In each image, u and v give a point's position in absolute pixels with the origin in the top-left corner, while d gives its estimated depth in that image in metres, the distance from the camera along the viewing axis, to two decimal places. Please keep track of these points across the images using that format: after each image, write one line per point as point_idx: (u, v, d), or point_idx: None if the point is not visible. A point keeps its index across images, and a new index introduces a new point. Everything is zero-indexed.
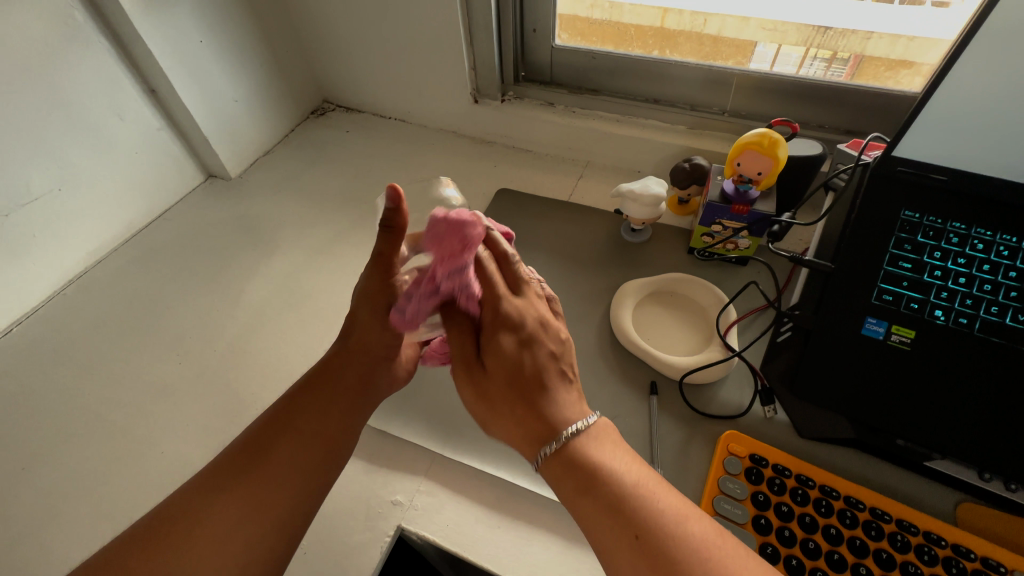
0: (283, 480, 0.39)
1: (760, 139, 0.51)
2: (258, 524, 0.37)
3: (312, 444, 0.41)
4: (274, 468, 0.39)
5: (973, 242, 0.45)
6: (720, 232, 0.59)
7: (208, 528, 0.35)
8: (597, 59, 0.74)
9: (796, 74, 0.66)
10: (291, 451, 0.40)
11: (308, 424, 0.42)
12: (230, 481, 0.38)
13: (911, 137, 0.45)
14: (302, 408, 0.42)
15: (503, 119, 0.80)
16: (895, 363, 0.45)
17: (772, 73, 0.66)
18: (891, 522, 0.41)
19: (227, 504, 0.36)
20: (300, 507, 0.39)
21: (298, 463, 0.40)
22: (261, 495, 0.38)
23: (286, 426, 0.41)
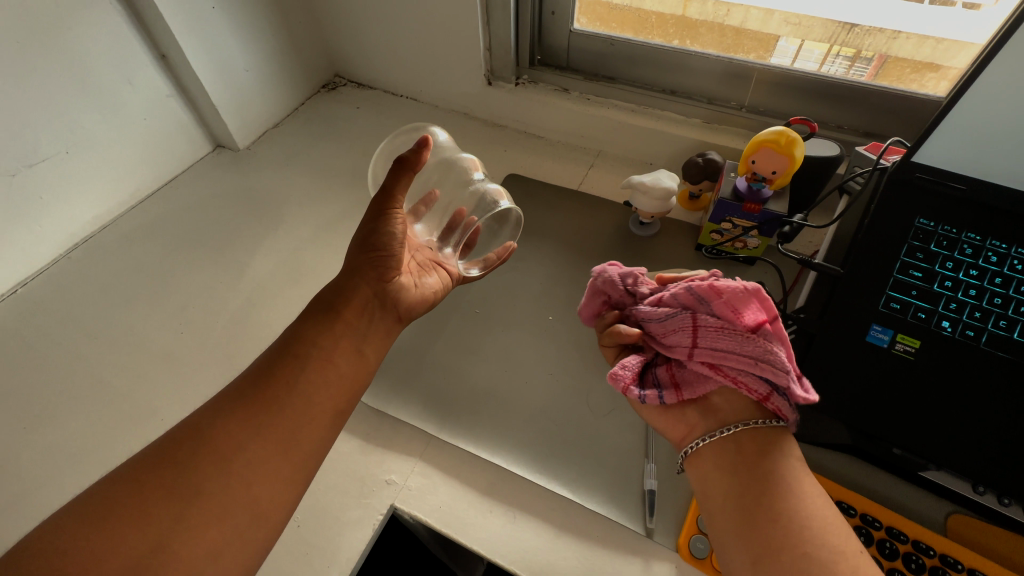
0: (312, 409, 0.40)
1: (777, 137, 0.50)
2: (274, 434, 0.38)
3: (331, 360, 0.43)
4: (284, 401, 0.40)
5: (987, 254, 0.44)
6: (730, 230, 0.58)
7: (214, 443, 0.37)
8: (615, 46, 0.72)
9: (818, 72, 0.64)
10: (307, 374, 0.41)
11: (316, 340, 0.43)
12: (241, 416, 0.38)
13: (931, 143, 0.44)
14: (309, 336, 0.43)
15: (516, 103, 0.79)
16: (898, 372, 0.45)
17: (794, 70, 0.65)
18: (881, 529, 0.42)
19: (237, 422, 0.38)
20: (315, 438, 0.40)
21: (311, 387, 0.41)
22: (271, 410, 0.39)
23: (299, 349, 0.42)
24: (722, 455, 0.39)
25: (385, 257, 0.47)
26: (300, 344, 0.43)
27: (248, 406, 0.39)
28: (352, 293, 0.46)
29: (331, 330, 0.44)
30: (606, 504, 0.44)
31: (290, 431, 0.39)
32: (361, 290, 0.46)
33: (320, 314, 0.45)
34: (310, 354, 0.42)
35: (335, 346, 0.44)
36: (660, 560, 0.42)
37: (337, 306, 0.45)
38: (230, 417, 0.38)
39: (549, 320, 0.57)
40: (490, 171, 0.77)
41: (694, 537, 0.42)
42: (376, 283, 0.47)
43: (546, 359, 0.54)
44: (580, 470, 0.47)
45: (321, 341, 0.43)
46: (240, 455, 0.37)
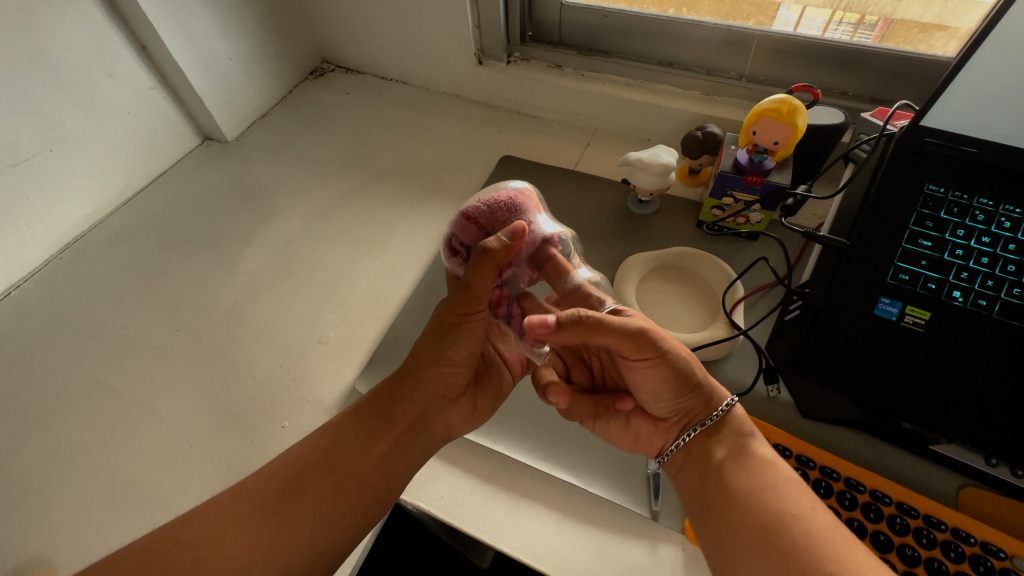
0: (321, 528, 0.38)
1: (779, 105, 0.48)
2: (276, 552, 0.36)
3: (362, 483, 0.40)
4: (302, 522, 0.38)
5: (1000, 219, 0.42)
6: (731, 205, 0.57)
7: (221, 547, 0.36)
8: (609, 18, 0.70)
9: (820, 37, 0.61)
10: (331, 496, 0.39)
11: (353, 451, 0.40)
12: (253, 524, 0.37)
13: (941, 106, 0.42)
14: (346, 449, 0.40)
15: (509, 82, 0.77)
16: (907, 345, 0.44)
17: (795, 36, 0.62)
18: (891, 505, 0.41)
19: (247, 532, 0.37)
20: (322, 561, 0.38)
21: (330, 508, 0.38)
22: (285, 522, 0.37)
23: (333, 457, 0.40)
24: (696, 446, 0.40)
25: (451, 372, 0.43)
26: (338, 456, 0.40)
27: (264, 519, 0.37)
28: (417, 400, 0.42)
29: (373, 448, 0.40)
30: (611, 489, 0.44)
31: (297, 557, 0.37)
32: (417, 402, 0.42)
33: (361, 425, 0.41)
34: (344, 476, 0.39)
35: (374, 462, 0.40)
36: (665, 542, 0.42)
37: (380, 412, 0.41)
38: (242, 523, 0.37)
39: None
40: (484, 153, 0.75)
41: None
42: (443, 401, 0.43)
43: None
44: (582, 454, 0.46)
45: (361, 455, 0.40)
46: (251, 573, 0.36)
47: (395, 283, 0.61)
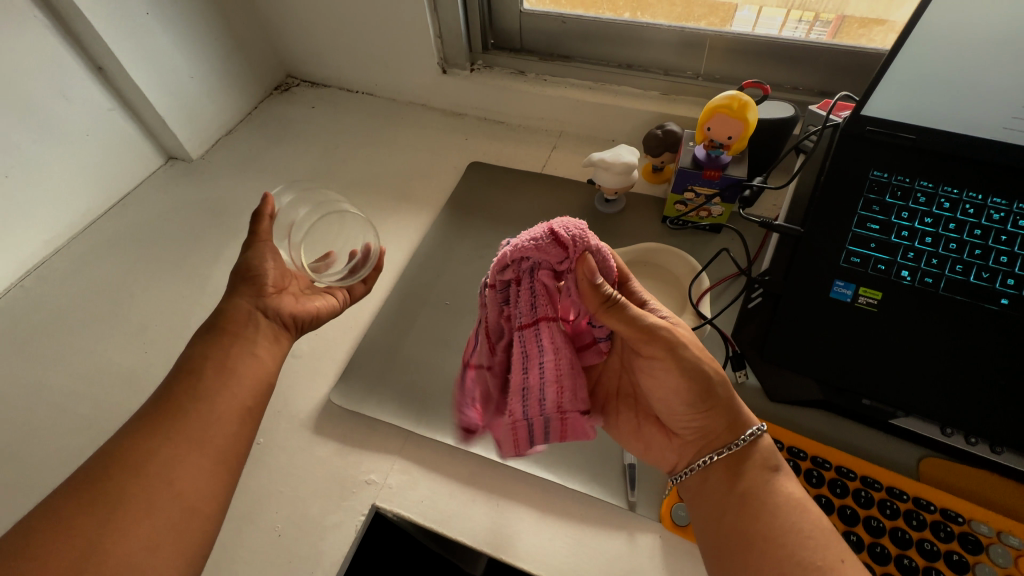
0: (199, 455, 0.37)
1: (730, 102, 0.50)
2: (166, 486, 0.35)
3: (220, 401, 0.40)
4: (172, 457, 0.36)
5: (940, 200, 0.44)
6: (693, 199, 0.58)
7: (97, 504, 0.33)
8: (567, 24, 0.72)
9: (779, 36, 0.64)
10: (197, 423, 0.38)
11: (203, 387, 0.40)
12: (110, 480, 0.34)
13: (878, 95, 0.44)
14: (197, 384, 0.41)
15: (473, 89, 0.78)
16: (862, 325, 0.46)
17: (755, 36, 0.64)
18: (856, 479, 0.42)
19: (120, 486, 0.34)
20: (216, 490, 0.37)
21: (207, 435, 0.38)
22: (169, 463, 0.36)
23: (174, 398, 0.39)
24: (719, 473, 0.39)
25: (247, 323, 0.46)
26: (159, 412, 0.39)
27: (134, 465, 0.35)
28: (223, 354, 0.43)
29: (230, 372, 0.42)
30: (589, 483, 0.44)
31: (197, 484, 0.36)
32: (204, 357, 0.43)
33: (194, 363, 0.42)
34: (190, 425, 0.38)
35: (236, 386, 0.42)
36: (643, 532, 0.42)
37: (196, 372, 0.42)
38: (104, 480, 0.34)
39: None
40: (452, 160, 0.76)
41: (676, 505, 0.43)
42: (239, 339, 0.45)
43: None
44: (560, 450, 0.47)
45: (201, 387, 0.40)
46: (140, 522, 0.33)
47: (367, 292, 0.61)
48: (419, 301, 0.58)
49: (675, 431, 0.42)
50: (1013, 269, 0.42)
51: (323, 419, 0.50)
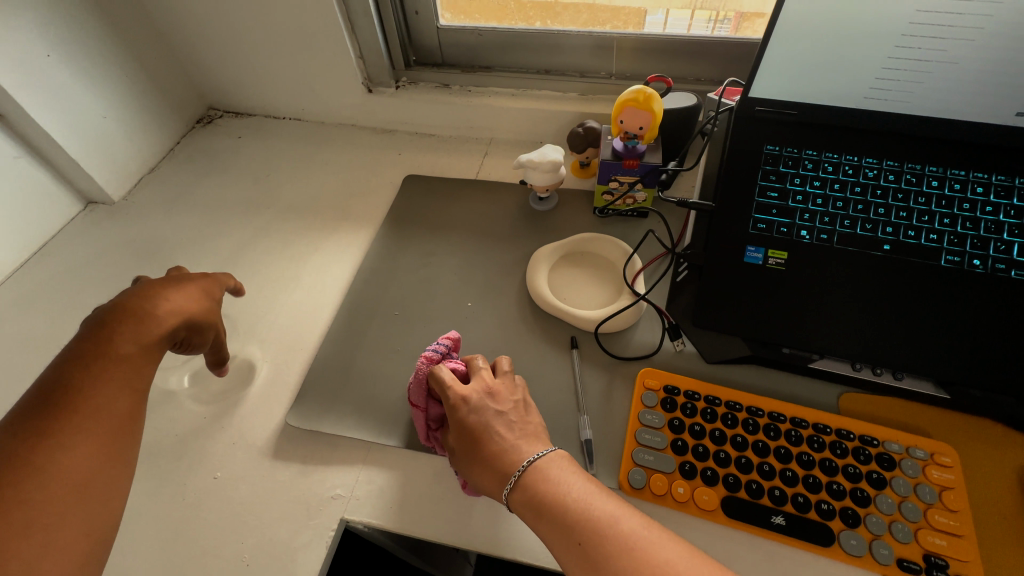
0: (106, 439, 0.34)
1: (637, 95, 0.55)
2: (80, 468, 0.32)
3: (126, 377, 0.37)
4: (77, 442, 0.33)
5: (824, 165, 0.50)
6: (618, 188, 0.62)
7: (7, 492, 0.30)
8: (483, 36, 0.75)
9: (688, 33, 0.69)
10: (103, 399, 0.35)
11: (104, 368, 0.36)
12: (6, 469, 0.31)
13: (761, 78, 0.49)
14: (91, 365, 0.36)
15: (401, 106, 0.80)
16: (774, 283, 0.50)
17: (667, 35, 0.69)
18: (786, 421, 0.46)
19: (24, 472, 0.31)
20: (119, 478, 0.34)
21: (111, 420, 0.35)
22: (79, 446, 0.33)
23: (65, 385, 0.35)
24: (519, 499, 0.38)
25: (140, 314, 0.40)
26: (54, 400, 0.34)
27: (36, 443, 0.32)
28: (106, 366, 0.37)
29: (132, 356, 0.38)
30: None
31: (108, 471, 0.33)
32: (110, 344, 0.37)
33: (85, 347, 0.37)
34: (106, 425, 0.35)
35: (138, 368, 0.38)
36: None
37: (93, 359, 0.36)
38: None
39: (467, 306, 0.59)
40: (387, 176, 0.77)
41: (632, 470, 0.45)
42: (133, 361, 0.38)
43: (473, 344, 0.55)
44: None
45: (104, 365, 0.37)
46: (57, 517, 0.30)
47: (313, 313, 0.60)
48: (367, 315, 0.58)
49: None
50: (888, 218, 0.49)
51: (281, 443, 0.50)
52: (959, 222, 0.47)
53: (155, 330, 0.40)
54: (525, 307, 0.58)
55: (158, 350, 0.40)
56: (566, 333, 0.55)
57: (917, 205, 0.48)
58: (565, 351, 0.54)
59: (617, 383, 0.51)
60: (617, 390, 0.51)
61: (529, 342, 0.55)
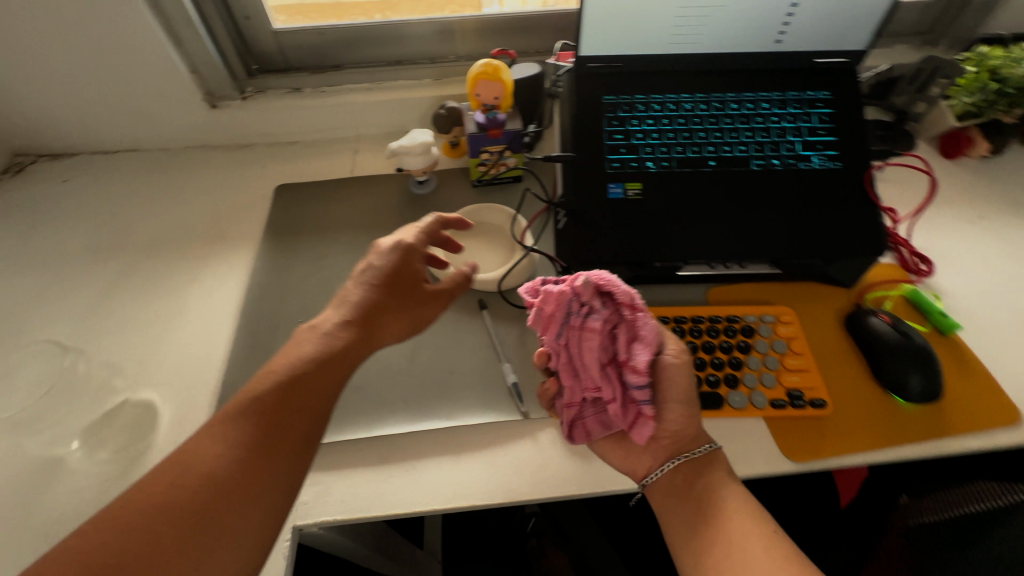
0: (254, 493, 0.37)
1: (486, 68, 0.59)
2: (240, 518, 0.36)
3: (279, 437, 0.39)
4: (251, 491, 0.37)
5: (653, 105, 0.60)
6: (490, 159, 0.67)
7: (196, 550, 0.34)
8: (325, 35, 0.75)
9: (524, 8, 0.76)
10: (230, 471, 0.37)
11: (248, 407, 0.39)
12: (184, 533, 0.34)
13: (587, 38, 0.57)
14: (243, 467, 0.37)
15: (253, 117, 0.76)
16: (637, 210, 0.58)
17: (506, 13, 0.75)
18: (671, 321, 0.55)
19: (211, 532, 0.35)
20: (278, 502, 0.38)
21: (281, 463, 0.38)
22: (251, 488, 0.37)
23: (190, 454, 0.37)
24: (678, 479, 0.44)
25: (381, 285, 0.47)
26: (189, 472, 0.36)
27: (199, 521, 0.35)
28: (217, 440, 0.38)
29: (321, 376, 0.42)
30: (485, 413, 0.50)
31: (262, 498, 0.37)
32: (296, 377, 0.41)
33: (273, 380, 0.41)
34: (295, 426, 0.40)
35: (270, 403, 0.40)
36: (541, 430, 0.49)
37: (286, 399, 0.40)
38: (155, 541, 0.33)
39: None
40: (255, 189, 0.73)
41: None
42: (250, 425, 0.39)
43: None
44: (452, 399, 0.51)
45: (222, 448, 0.38)
46: (218, 551, 0.35)
47: (208, 342, 0.56)
48: (271, 329, 0.56)
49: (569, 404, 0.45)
50: (708, 139, 0.59)
51: None
52: (757, 133, 0.59)
53: (337, 360, 0.43)
54: (430, 284, 0.61)
55: (308, 364, 0.43)
56: (473, 298, 0.59)
57: (725, 125, 0.59)
58: (477, 314, 0.58)
59: (528, 329, 0.56)
60: (530, 335, 0.56)
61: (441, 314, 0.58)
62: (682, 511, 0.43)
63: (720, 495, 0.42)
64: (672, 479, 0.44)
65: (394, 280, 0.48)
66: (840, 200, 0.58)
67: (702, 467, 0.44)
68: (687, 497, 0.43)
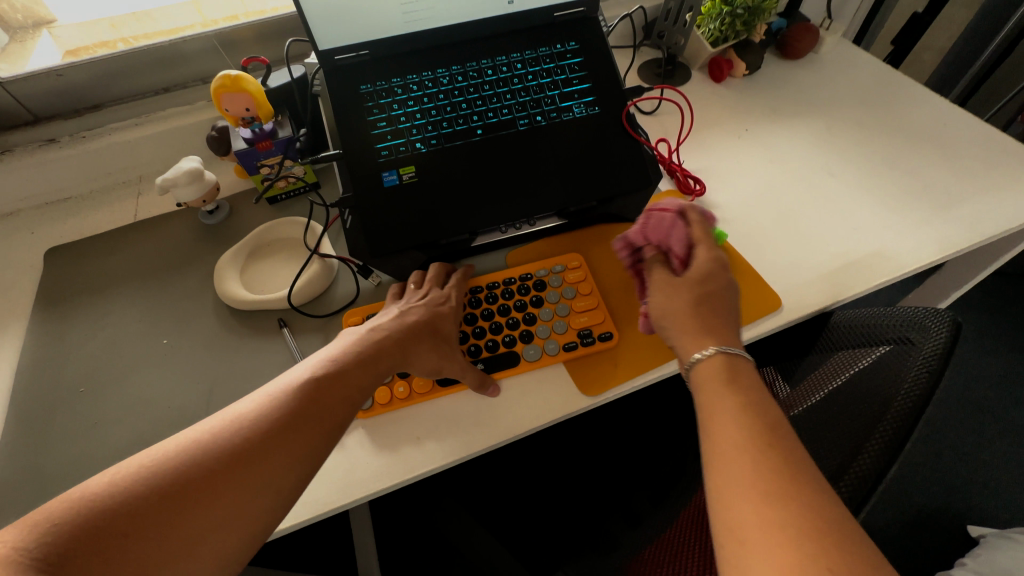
0: (277, 456, 0.37)
1: (224, 80, 0.56)
2: (206, 506, 0.34)
3: (324, 409, 0.40)
4: (263, 458, 0.37)
5: (410, 86, 0.59)
6: (273, 172, 0.64)
7: (187, 517, 0.33)
8: (65, 75, 0.67)
9: (280, 13, 0.74)
10: (297, 429, 0.39)
11: (252, 422, 0.38)
12: (188, 481, 0.34)
13: (318, 30, 0.54)
14: (289, 421, 0.39)
15: (4, 181, 0.68)
16: (417, 193, 0.58)
17: (264, 19, 0.73)
18: (466, 293, 0.56)
19: (177, 499, 0.33)
20: (313, 457, 0.39)
21: (292, 450, 0.38)
22: (268, 461, 0.37)
23: (250, 428, 0.38)
24: (724, 405, 0.39)
25: (374, 360, 0.46)
26: (292, 403, 0.40)
27: (199, 483, 0.34)
28: (257, 422, 0.38)
29: (304, 424, 0.39)
30: None
31: (263, 482, 0.36)
32: (356, 374, 0.44)
33: (248, 417, 0.38)
34: (292, 432, 0.38)
35: (286, 410, 0.39)
36: (349, 434, 0.49)
37: (329, 381, 0.42)
38: (184, 479, 0.34)
39: (165, 344, 0.56)
40: (24, 259, 0.66)
41: None
42: (300, 423, 0.39)
43: (183, 376, 0.53)
44: None
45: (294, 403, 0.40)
46: (214, 521, 0.34)
47: None
48: (48, 409, 0.51)
49: (436, 371, 0.48)
50: (472, 110, 0.60)
51: None
52: (517, 95, 0.61)
53: (358, 383, 0.44)
54: (227, 316, 0.58)
55: (285, 401, 0.40)
56: (274, 318, 0.57)
57: (485, 93, 0.60)
58: (278, 334, 0.56)
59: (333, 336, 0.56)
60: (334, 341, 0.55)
61: (240, 345, 0.56)
62: (721, 420, 0.39)
63: (733, 443, 0.37)
64: (720, 403, 0.40)
65: (423, 335, 0.49)
66: (606, 142, 0.61)
67: (735, 388, 0.40)
68: (755, 426, 0.37)
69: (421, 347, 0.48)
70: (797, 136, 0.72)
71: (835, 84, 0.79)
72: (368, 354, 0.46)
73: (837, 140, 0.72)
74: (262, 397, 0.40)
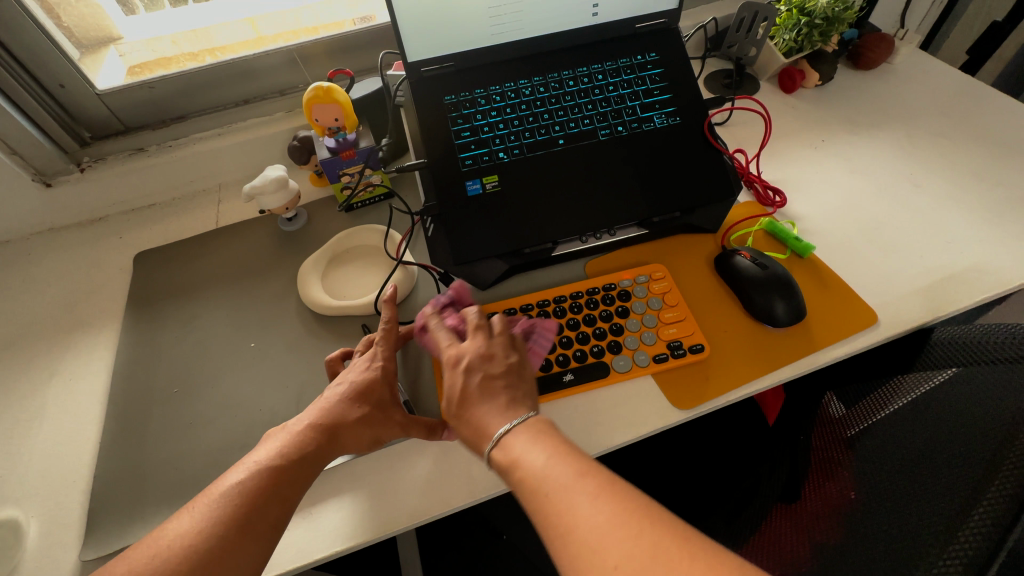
0: (258, 516, 0.38)
1: (317, 92, 0.57)
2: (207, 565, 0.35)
3: (292, 468, 0.41)
4: (254, 515, 0.38)
5: (494, 97, 0.60)
6: (353, 181, 0.65)
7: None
8: (157, 88, 0.70)
9: (357, 27, 0.76)
10: (280, 485, 0.40)
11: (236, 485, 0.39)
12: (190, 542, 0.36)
13: (410, 44, 0.56)
14: (275, 475, 0.40)
15: (97, 188, 0.71)
16: (499, 202, 0.58)
17: (339, 35, 0.75)
18: (550, 303, 0.55)
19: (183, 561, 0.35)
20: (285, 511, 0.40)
21: (269, 508, 0.39)
22: (252, 522, 0.38)
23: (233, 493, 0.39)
24: None
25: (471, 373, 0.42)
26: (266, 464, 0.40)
27: (202, 544, 0.36)
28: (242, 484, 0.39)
29: (267, 487, 0.39)
30: None
31: (253, 537, 0.38)
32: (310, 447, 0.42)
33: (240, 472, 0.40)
34: (271, 486, 0.40)
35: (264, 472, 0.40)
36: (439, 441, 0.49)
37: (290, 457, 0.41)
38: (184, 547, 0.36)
39: (252, 347, 0.57)
40: (114, 262, 0.68)
41: None
42: (262, 492, 0.39)
43: (271, 379, 0.54)
44: None
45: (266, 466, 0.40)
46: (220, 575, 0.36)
47: (76, 441, 0.52)
48: (144, 409, 0.53)
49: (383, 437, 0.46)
50: (553, 120, 0.60)
51: None
52: (597, 105, 0.61)
53: (311, 461, 0.42)
54: (311, 321, 0.59)
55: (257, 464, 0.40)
56: (357, 324, 0.58)
57: (566, 103, 0.61)
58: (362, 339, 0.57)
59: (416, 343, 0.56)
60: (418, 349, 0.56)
61: (325, 349, 0.56)
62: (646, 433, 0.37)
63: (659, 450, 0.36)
64: None
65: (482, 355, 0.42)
66: (687, 152, 0.61)
67: None
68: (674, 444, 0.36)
69: (369, 415, 0.45)
70: (877, 147, 0.70)
71: (913, 95, 0.77)
72: (328, 426, 0.44)
73: (920, 150, 0.70)
74: (247, 467, 0.40)
